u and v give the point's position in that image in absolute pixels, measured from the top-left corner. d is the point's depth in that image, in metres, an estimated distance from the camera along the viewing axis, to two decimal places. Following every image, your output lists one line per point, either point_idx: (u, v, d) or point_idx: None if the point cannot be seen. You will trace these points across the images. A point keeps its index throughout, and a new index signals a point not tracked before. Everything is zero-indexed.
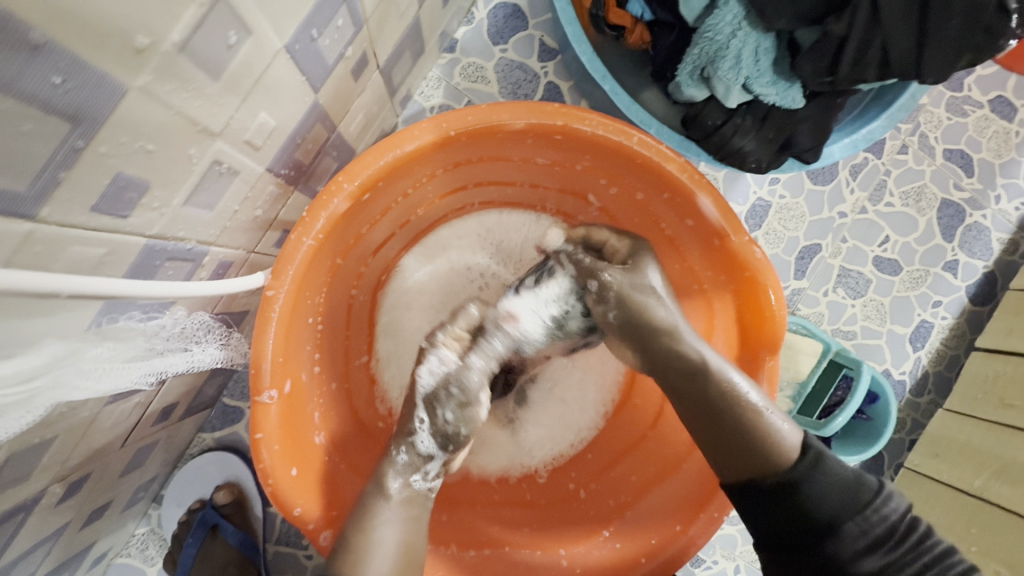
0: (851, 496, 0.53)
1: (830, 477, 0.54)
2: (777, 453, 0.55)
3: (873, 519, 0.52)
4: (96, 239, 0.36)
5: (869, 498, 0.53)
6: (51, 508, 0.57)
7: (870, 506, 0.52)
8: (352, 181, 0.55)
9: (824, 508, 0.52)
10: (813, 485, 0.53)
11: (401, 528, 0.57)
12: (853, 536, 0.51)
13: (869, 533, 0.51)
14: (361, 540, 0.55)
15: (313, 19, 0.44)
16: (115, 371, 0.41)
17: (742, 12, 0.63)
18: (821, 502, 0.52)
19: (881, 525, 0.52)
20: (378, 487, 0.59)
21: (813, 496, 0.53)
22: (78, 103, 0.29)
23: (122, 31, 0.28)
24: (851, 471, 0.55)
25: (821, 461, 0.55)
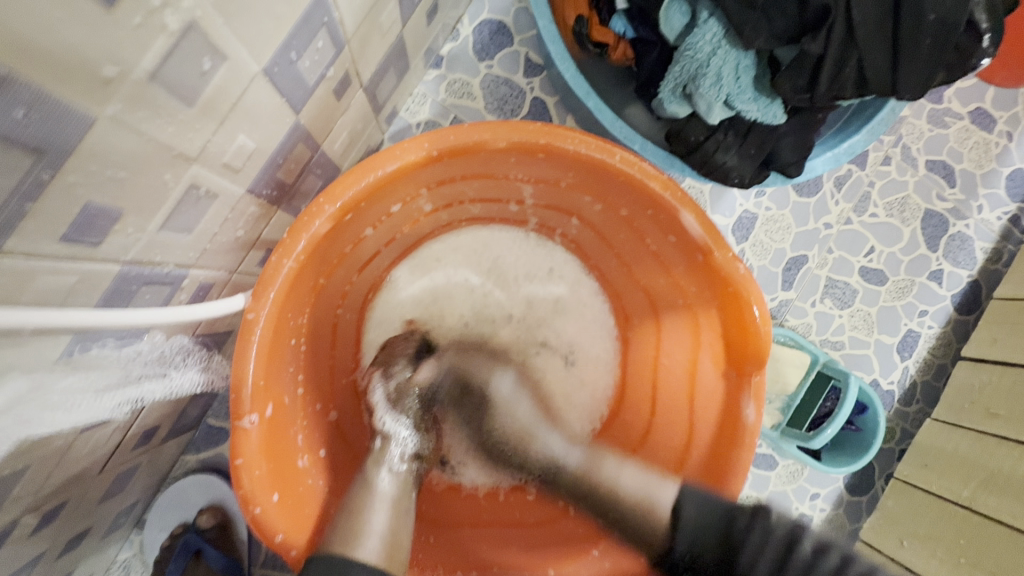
0: (724, 534, 0.57)
1: (703, 513, 0.59)
2: (652, 518, 0.61)
3: (748, 553, 0.54)
4: (65, 268, 0.35)
5: (740, 527, 0.56)
6: (25, 537, 0.55)
7: (742, 529, 0.55)
8: (334, 202, 0.55)
9: (710, 560, 0.57)
10: (681, 550, 0.59)
11: (388, 519, 0.60)
12: (743, 568, 0.54)
13: (753, 565, 0.53)
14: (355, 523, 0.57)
15: (291, 42, 0.44)
16: (84, 404, 0.39)
17: (721, 31, 0.64)
18: (700, 555, 0.58)
19: (761, 556, 0.53)
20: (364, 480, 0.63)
21: (687, 560, 0.59)
22: (41, 133, 0.28)
23: (88, 61, 0.28)
24: (727, 505, 0.59)
25: (690, 522, 0.59)
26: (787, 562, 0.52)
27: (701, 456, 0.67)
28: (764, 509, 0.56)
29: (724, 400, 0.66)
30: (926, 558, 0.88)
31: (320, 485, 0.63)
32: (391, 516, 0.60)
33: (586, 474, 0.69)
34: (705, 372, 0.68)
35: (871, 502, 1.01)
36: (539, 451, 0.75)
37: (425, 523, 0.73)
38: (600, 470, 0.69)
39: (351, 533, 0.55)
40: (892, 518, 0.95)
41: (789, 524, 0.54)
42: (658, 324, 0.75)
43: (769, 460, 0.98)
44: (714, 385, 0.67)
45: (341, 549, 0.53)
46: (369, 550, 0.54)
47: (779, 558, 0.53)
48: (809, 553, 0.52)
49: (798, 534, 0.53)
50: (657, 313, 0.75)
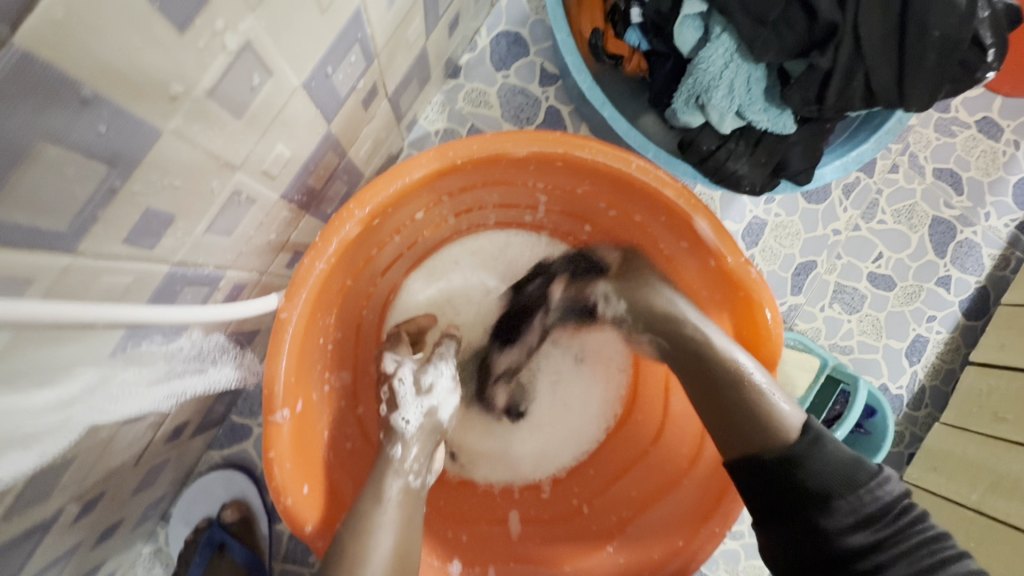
0: (851, 472, 0.55)
1: (832, 460, 0.55)
2: (775, 431, 0.58)
3: (874, 501, 0.54)
4: (124, 269, 0.38)
5: (865, 481, 0.54)
6: (67, 526, 0.58)
7: (865, 487, 0.54)
8: (363, 207, 0.57)
9: (815, 483, 0.55)
10: (810, 463, 0.55)
11: (394, 535, 0.56)
12: (844, 511, 0.53)
13: (875, 518, 0.53)
14: (358, 547, 0.54)
15: (328, 58, 0.47)
16: (138, 394, 0.43)
17: (733, 46, 0.66)
18: (811, 478, 0.55)
19: (874, 502, 0.54)
20: (375, 491, 0.59)
21: (811, 472, 0.55)
22: (117, 147, 0.31)
23: (159, 81, 0.30)
24: (853, 458, 0.56)
25: (823, 449, 0.56)
26: (890, 520, 0.53)
27: None
28: (883, 483, 0.55)
29: None
30: None
31: (343, 478, 0.66)
32: (401, 533, 0.57)
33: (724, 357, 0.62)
34: None
35: None
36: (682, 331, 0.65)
37: (445, 518, 0.74)
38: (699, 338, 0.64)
39: (355, 555, 0.53)
40: None
41: (905, 495, 0.55)
42: None
43: None
44: None
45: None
46: None
47: (898, 513, 0.54)
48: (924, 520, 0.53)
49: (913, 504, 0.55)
50: None
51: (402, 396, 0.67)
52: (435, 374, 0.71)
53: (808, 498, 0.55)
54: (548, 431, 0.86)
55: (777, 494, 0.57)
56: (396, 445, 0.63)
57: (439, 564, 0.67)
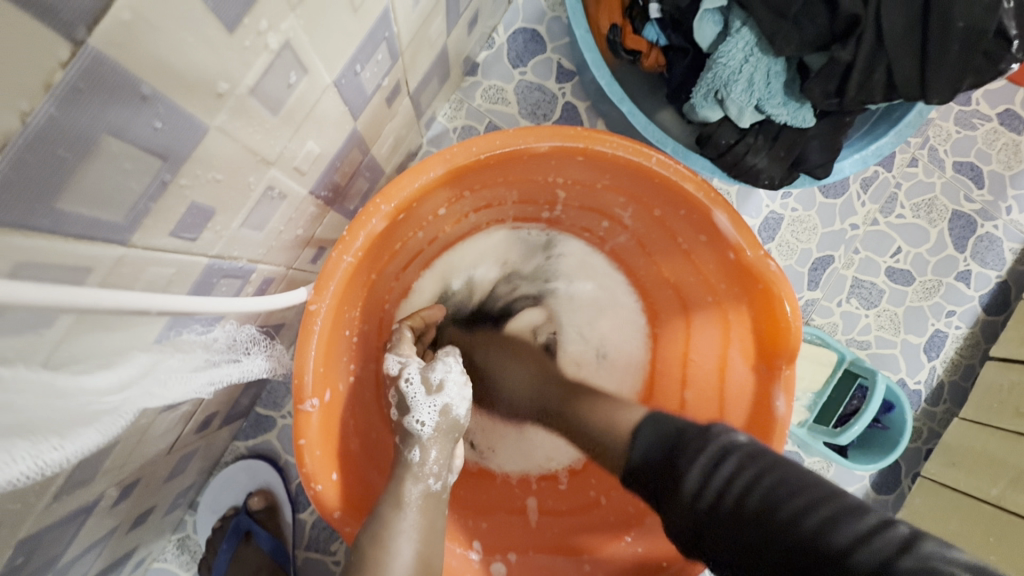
0: (669, 443, 0.57)
1: (655, 436, 0.58)
2: (609, 428, 0.64)
3: (688, 457, 0.53)
4: (168, 260, 0.40)
5: (683, 443, 0.55)
6: (106, 510, 0.60)
7: (688, 445, 0.54)
8: (389, 201, 0.59)
9: (657, 458, 0.57)
10: (635, 456, 0.59)
11: (416, 542, 0.57)
12: (688, 477, 0.52)
13: (686, 471, 0.52)
14: (381, 553, 0.54)
15: (357, 56, 0.48)
16: (183, 380, 0.44)
17: (754, 40, 0.66)
18: (647, 462, 0.58)
19: (700, 458, 0.52)
20: (394, 500, 0.59)
21: (640, 461, 0.58)
22: (169, 143, 0.32)
23: (209, 80, 0.32)
24: (674, 428, 0.58)
25: (642, 430, 0.60)
26: (720, 472, 0.51)
27: None
28: (714, 435, 0.54)
29: (755, 392, 0.68)
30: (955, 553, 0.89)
31: (369, 467, 0.67)
32: (421, 540, 0.57)
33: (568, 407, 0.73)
34: (735, 367, 0.71)
35: (897, 500, 1.02)
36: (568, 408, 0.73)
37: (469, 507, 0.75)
38: (580, 404, 0.71)
39: (378, 561, 0.54)
40: (919, 515, 0.95)
41: (725, 438, 0.54)
42: (688, 320, 0.77)
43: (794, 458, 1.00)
44: (745, 379, 0.69)
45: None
46: None
47: (714, 464, 0.51)
48: (730, 467, 0.50)
49: (734, 447, 0.52)
50: (687, 309, 0.77)
51: (413, 396, 0.65)
52: (444, 369, 0.67)
53: (661, 477, 0.55)
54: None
55: (643, 489, 0.58)
56: (412, 450, 0.63)
57: (462, 551, 0.69)
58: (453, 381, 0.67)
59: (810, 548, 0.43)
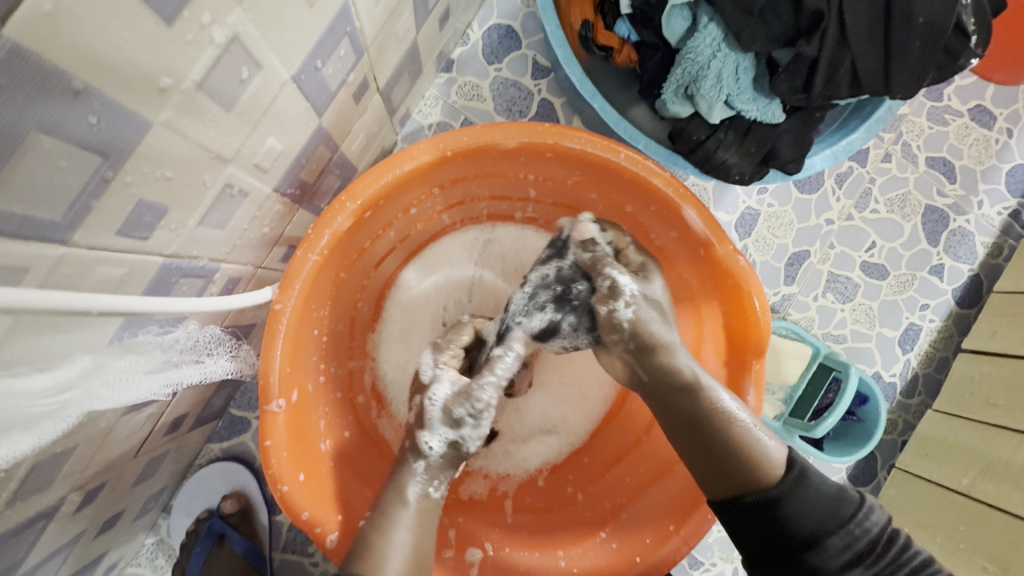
0: (832, 514, 0.55)
1: (815, 501, 0.56)
2: (764, 470, 0.57)
3: (846, 534, 0.54)
4: (118, 260, 0.39)
5: (845, 517, 0.55)
6: (68, 516, 0.59)
7: (852, 522, 0.55)
8: (355, 199, 0.58)
9: (803, 527, 0.55)
10: (789, 504, 0.56)
11: (413, 533, 0.59)
12: (835, 552, 0.54)
13: (842, 548, 0.54)
14: (381, 542, 0.56)
15: (318, 51, 0.48)
16: (135, 383, 0.43)
17: (721, 35, 0.67)
18: (794, 522, 0.55)
19: (859, 540, 0.54)
20: (395, 492, 0.61)
21: (789, 513, 0.55)
22: (108, 139, 0.32)
23: (149, 75, 0.31)
24: (833, 488, 0.57)
25: (807, 481, 0.57)
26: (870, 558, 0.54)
27: None
28: (867, 515, 0.55)
29: (726, 387, 0.69)
30: (927, 542, 0.90)
31: (340, 469, 0.67)
32: (417, 531, 0.59)
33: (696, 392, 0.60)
34: (708, 362, 0.71)
35: (875, 489, 1.02)
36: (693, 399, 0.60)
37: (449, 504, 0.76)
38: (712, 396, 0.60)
39: (376, 552, 0.55)
40: (894, 507, 0.97)
41: (886, 528, 0.56)
42: None
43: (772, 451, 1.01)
44: (717, 374, 0.70)
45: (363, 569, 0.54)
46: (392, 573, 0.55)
47: (873, 553, 0.54)
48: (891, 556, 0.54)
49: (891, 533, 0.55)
50: None
51: (430, 417, 0.64)
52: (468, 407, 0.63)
53: (802, 541, 0.54)
54: (561, 402, 0.85)
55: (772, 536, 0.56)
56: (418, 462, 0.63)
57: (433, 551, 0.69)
58: (470, 423, 0.64)
59: None
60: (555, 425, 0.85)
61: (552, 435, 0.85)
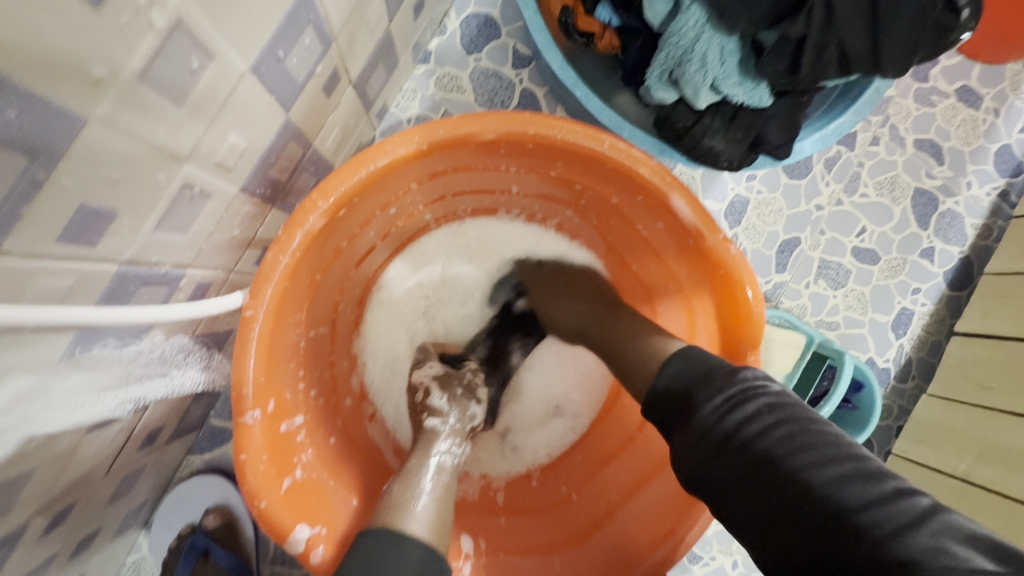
0: (698, 378, 0.54)
1: (688, 361, 0.56)
2: (645, 358, 0.61)
3: (719, 386, 0.52)
4: (63, 270, 0.36)
5: (713, 378, 0.53)
6: (35, 539, 0.56)
7: (719, 380, 0.53)
8: (327, 198, 0.55)
9: (678, 392, 0.55)
10: (661, 381, 0.57)
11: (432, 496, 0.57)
12: (704, 413, 0.51)
13: (712, 398, 0.52)
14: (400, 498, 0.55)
15: (278, 39, 0.44)
16: (90, 402, 0.40)
17: (704, 16, 0.64)
18: (674, 388, 0.55)
19: (718, 405, 0.51)
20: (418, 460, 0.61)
21: (663, 389, 0.56)
22: (33, 138, 0.29)
23: (76, 64, 0.29)
24: (705, 361, 0.55)
25: (673, 363, 0.57)
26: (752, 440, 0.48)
27: None
28: (740, 378, 0.52)
29: None
30: None
31: (325, 476, 0.65)
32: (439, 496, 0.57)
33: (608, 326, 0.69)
34: None
35: None
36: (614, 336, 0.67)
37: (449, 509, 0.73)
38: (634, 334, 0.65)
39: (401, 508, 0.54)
40: None
41: (755, 384, 0.51)
42: (654, 308, 0.75)
43: None
44: None
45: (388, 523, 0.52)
46: (418, 526, 0.52)
47: (741, 402, 0.50)
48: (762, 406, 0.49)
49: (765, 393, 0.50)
50: (652, 298, 0.75)
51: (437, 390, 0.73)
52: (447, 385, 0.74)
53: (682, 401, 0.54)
54: (560, 385, 0.85)
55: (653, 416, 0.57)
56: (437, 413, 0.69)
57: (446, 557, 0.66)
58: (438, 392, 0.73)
59: (790, 480, 0.44)
60: (558, 408, 0.85)
61: (558, 420, 0.84)
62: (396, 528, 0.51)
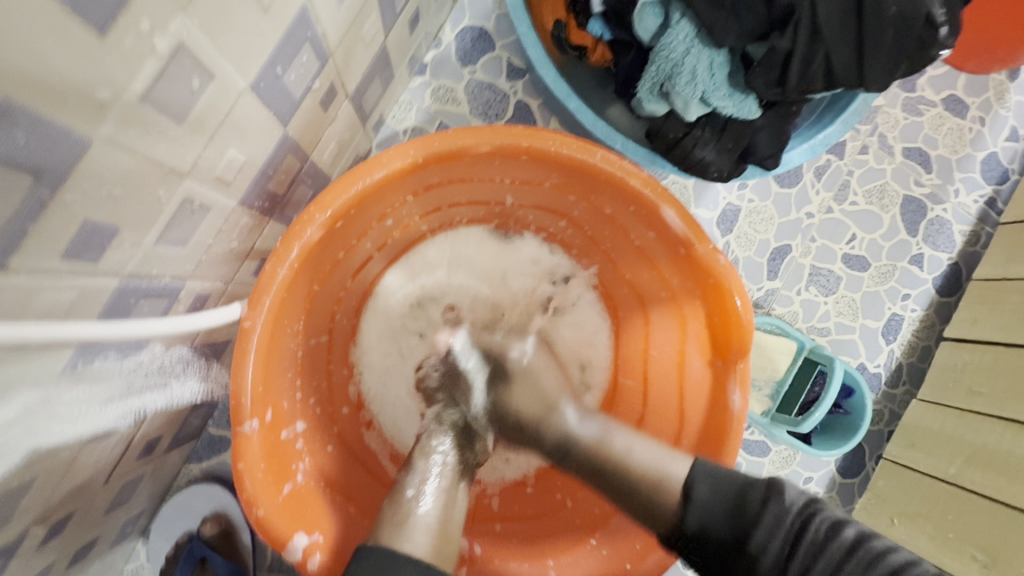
0: (734, 510, 0.55)
1: (715, 492, 0.57)
2: (663, 492, 0.60)
3: (766, 525, 0.53)
4: (66, 283, 0.37)
5: (755, 502, 0.54)
6: (34, 550, 0.56)
7: (762, 514, 0.54)
8: (324, 210, 0.56)
9: (723, 533, 0.55)
10: (692, 523, 0.57)
11: (435, 533, 0.57)
12: (764, 566, 0.52)
13: (767, 543, 0.53)
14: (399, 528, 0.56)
15: (277, 58, 0.46)
16: (91, 414, 0.42)
17: (693, 31, 0.66)
18: (709, 532, 0.56)
19: (775, 534, 0.53)
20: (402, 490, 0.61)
21: (698, 531, 0.57)
22: (39, 158, 0.30)
23: (82, 87, 0.30)
24: (738, 484, 0.57)
25: (705, 500, 0.57)
26: (799, 550, 0.51)
27: (692, 444, 0.69)
28: (786, 499, 0.54)
29: (712, 387, 0.68)
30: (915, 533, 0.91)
31: (322, 485, 0.65)
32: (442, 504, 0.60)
33: (600, 448, 0.65)
34: (692, 363, 0.70)
35: (863, 483, 1.03)
36: (558, 427, 0.68)
37: None
38: (611, 444, 0.65)
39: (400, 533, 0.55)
40: (884, 499, 0.97)
41: (802, 505, 0.54)
42: (647, 316, 0.76)
43: (762, 447, 1.00)
44: (702, 374, 0.69)
45: (389, 541, 0.54)
46: (420, 546, 0.54)
47: (795, 539, 0.52)
48: (823, 531, 0.51)
49: (810, 514, 0.53)
50: (644, 307, 0.77)
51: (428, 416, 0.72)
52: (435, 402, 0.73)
53: (732, 544, 0.54)
54: None
55: (702, 560, 0.57)
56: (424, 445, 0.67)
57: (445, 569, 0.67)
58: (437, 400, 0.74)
59: None
60: None
61: None
62: (397, 548, 0.52)
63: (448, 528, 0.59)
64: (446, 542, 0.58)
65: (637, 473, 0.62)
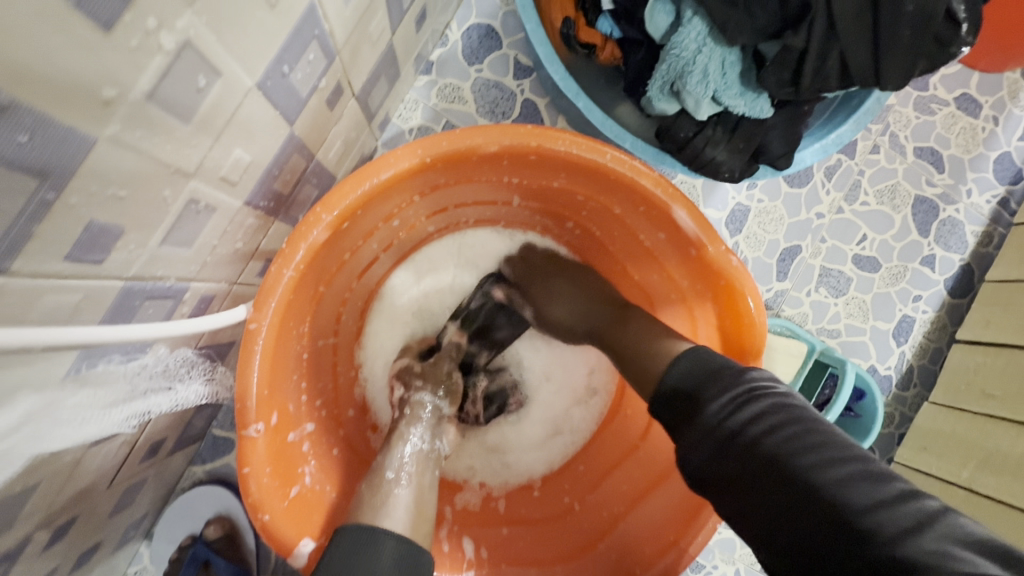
0: (703, 379, 0.54)
1: (691, 365, 0.55)
2: (652, 360, 0.59)
3: (724, 393, 0.51)
4: (71, 287, 0.36)
5: (718, 378, 0.53)
6: (37, 553, 0.56)
7: (730, 381, 0.52)
8: (330, 211, 0.56)
9: (686, 388, 0.54)
10: (669, 379, 0.56)
11: (412, 495, 0.58)
12: (713, 415, 0.51)
13: (717, 402, 0.51)
14: (379, 499, 0.56)
15: (283, 55, 0.45)
16: (93, 418, 0.40)
17: (706, 29, 0.65)
18: (678, 388, 0.55)
19: (726, 401, 0.51)
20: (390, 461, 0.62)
21: (670, 386, 0.56)
22: (43, 160, 0.29)
23: (87, 86, 0.29)
24: (709, 362, 0.54)
25: (677, 366, 0.56)
26: (745, 416, 0.49)
27: None
28: (747, 378, 0.52)
29: None
30: None
31: (327, 487, 0.64)
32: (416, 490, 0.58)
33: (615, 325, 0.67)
34: None
35: None
36: (571, 305, 0.72)
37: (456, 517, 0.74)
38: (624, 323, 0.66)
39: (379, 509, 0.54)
40: None
41: (762, 386, 0.51)
42: (656, 319, 0.76)
43: None
44: None
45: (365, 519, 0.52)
46: (396, 522, 0.53)
47: (742, 405, 0.50)
48: (774, 405, 0.49)
49: (776, 392, 0.50)
50: (653, 308, 0.76)
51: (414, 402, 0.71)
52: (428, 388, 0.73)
53: (690, 402, 0.53)
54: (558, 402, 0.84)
55: (661, 403, 0.56)
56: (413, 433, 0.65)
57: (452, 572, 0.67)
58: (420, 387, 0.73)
59: (790, 488, 0.44)
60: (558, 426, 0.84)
61: (558, 436, 0.83)
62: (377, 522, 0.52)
63: (422, 502, 0.58)
64: (423, 522, 0.56)
65: (639, 340, 0.63)
